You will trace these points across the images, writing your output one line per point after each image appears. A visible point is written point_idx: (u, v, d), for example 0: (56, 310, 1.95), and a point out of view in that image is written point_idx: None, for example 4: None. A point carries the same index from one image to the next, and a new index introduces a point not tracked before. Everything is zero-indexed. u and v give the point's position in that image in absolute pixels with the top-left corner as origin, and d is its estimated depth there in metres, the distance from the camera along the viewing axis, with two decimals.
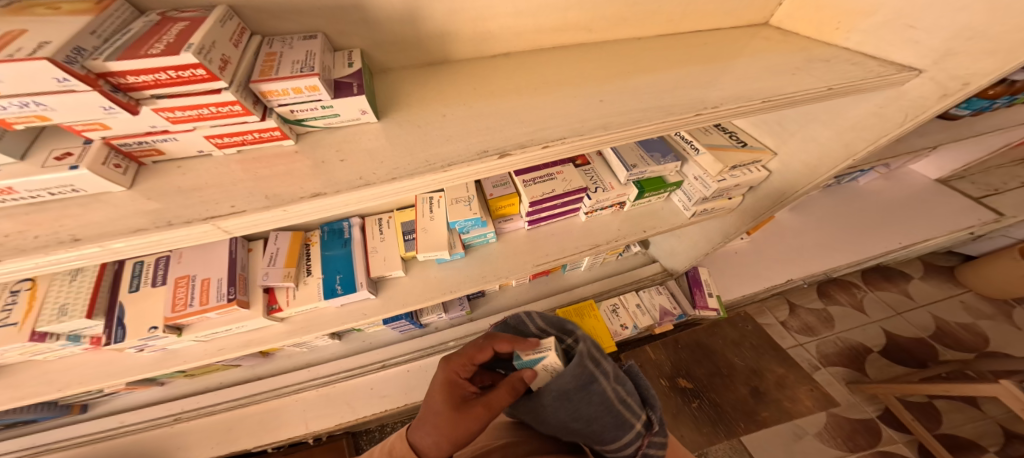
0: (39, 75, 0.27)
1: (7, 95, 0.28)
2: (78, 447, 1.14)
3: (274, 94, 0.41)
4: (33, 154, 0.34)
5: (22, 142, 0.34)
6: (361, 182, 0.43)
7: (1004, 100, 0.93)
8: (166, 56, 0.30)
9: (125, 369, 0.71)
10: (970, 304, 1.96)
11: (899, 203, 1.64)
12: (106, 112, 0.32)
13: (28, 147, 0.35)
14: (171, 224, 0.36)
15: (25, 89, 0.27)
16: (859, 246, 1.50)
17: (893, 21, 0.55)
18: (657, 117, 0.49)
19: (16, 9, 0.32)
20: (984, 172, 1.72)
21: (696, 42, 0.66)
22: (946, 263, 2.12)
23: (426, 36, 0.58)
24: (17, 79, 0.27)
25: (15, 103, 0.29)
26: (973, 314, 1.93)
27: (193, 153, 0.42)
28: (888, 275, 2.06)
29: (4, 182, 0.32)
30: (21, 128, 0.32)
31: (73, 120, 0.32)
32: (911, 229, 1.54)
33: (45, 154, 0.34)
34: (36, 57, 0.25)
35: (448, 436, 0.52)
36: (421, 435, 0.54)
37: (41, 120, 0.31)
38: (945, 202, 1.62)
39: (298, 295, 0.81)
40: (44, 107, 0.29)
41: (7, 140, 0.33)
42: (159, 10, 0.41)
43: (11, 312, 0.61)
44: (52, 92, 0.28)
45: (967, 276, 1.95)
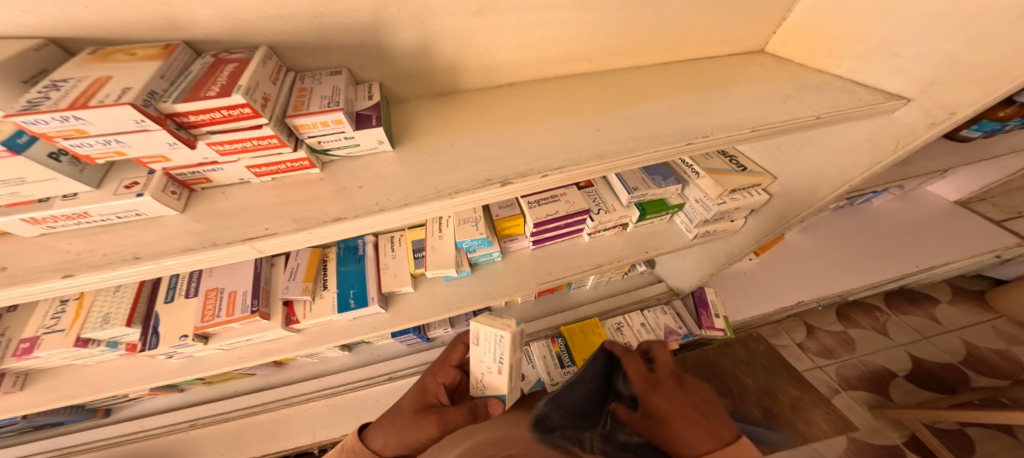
0: (122, 117, 0.32)
1: (96, 134, 0.33)
2: (99, 450, 1.19)
3: (305, 127, 0.46)
4: (106, 183, 0.39)
5: (97, 172, 0.39)
6: (377, 208, 0.48)
7: (1016, 122, 0.93)
8: (221, 98, 0.35)
9: (153, 374, 0.76)
10: (1002, 330, 1.88)
11: (915, 225, 1.61)
12: (170, 147, 0.38)
13: (103, 177, 0.40)
14: (214, 244, 0.41)
15: (108, 130, 0.33)
16: (874, 269, 1.48)
17: (881, 50, 0.56)
18: (649, 147, 0.52)
19: (101, 57, 0.39)
20: (1006, 193, 1.69)
21: (691, 71, 0.70)
22: (974, 287, 2.04)
23: (438, 68, 0.64)
24: (103, 122, 0.32)
25: (99, 141, 0.34)
26: (1006, 340, 1.84)
27: (235, 181, 0.48)
28: (913, 299, 2.00)
29: (82, 208, 0.37)
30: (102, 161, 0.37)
31: (142, 154, 0.38)
32: (928, 252, 1.51)
33: (116, 183, 0.39)
34: (118, 102, 0.31)
35: (402, 436, 0.59)
36: (383, 435, 0.62)
37: (117, 155, 0.36)
38: (964, 224, 1.58)
39: (314, 308, 0.86)
40: (122, 144, 0.35)
41: (87, 171, 0.38)
42: (211, 52, 0.47)
43: (59, 320, 0.67)
44: (131, 131, 0.34)
45: (997, 302, 1.88)
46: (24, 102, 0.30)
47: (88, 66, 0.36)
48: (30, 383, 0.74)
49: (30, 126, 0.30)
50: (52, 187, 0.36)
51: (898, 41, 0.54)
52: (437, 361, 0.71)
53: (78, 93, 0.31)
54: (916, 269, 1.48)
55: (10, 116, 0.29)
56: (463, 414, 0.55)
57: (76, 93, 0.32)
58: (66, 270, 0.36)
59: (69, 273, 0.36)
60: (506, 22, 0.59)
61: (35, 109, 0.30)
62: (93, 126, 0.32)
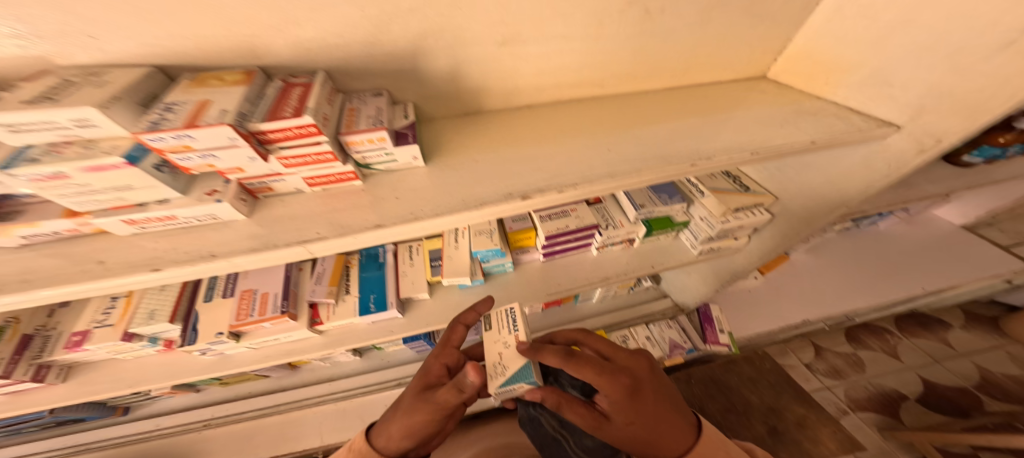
0: (222, 135, 0.39)
1: (197, 150, 0.40)
2: (113, 449, 1.20)
3: (355, 144, 0.53)
4: (192, 190, 0.45)
5: (188, 180, 0.45)
6: (412, 216, 0.53)
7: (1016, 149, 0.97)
8: (296, 118, 0.42)
9: (185, 370, 0.80)
10: (1017, 356, 1.87)
11: (919, 247, 1.63)
12: (251, 161, 0.44)
13: (191, 183, 0.45)
14: (275, 245, 0.47)
15: (208, 146, 0.40)
16: (880, 290, 1.50)
17: (873, 78, 0.62)
18: (658, 167, 0.57)
19: (198, 82, 0.46)
20: (1012, 219, 1.72)
21: (697, 95, 0.76)
22: (985, 312, 2.04)
23: (465, 91, 0.71)
24: (206, 139, 0.39)
25: (198, 156, 0.41)
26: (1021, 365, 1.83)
27: (291, 190, 0.54)
28: (924, 322, 2.00)
29: (172, 211, 0.43)
30: (195, 170, 0.43)
31: (225, 167, 0.44)
32: (933, 275, 1.53)
33: (199, 190, 0.45)
34: (221, 123, 0.38)
35: (402, 425, 0.61)
36: (385, 429, 0.64)
37: (209, 168, 0.43)
38: (972, 249, 1.60)
39: (337, 311, 0.90)
40: (215, 158, 0.42)
41: (179, 180, 0.44)
42: (280, 76, 0.54)
43: (109, 315, 0.72)
44: (225, 147, 0.41)
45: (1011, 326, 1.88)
46: (147, 122, 0.37)
47: (190, 91, 0.43)
48: (72, 375, 0.78)
49: (151, 141, 0.37)
50: (153, 192, 0.41)
51: (890, 71, 0.59)
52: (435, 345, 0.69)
53: (188, 115, 0.38)
54: (924, 291, 1.49)
55: (139, 134, 0.36)
56: (450, 392, 0.58)
57: (185, 115, 0.39)
58: (154, 265, 0.41)
59: (157, 267, 0.41)
60: (529, 51, 0.65)
61: (157, 128, 0.36)
62: (198, 143, 0.39)
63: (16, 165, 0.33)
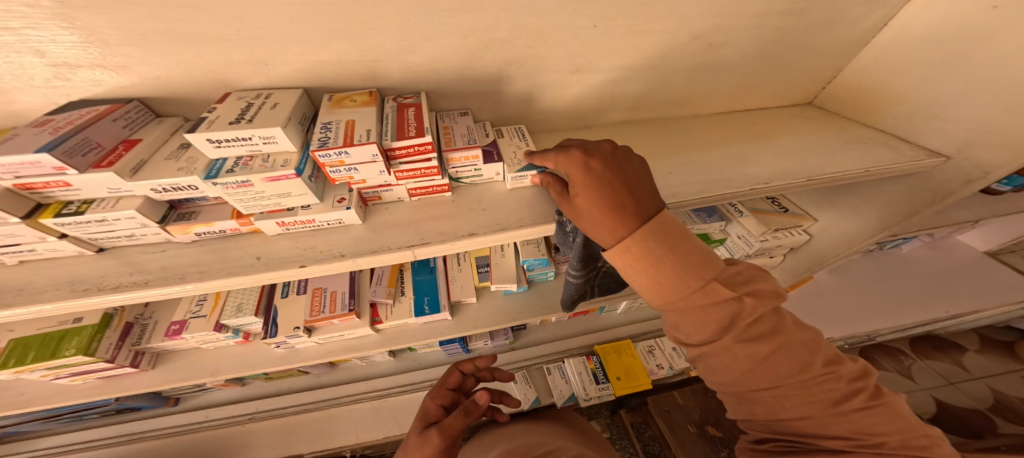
0: (367, 152, 0.47)
1: (347, 164, 0.48)
2: (159, 439, 1.23)
3: (454, 160, 0.60)
4: (326, 197, 0.52)
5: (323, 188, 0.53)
6: (500, 226, 0.59)
7: None
8: (420, 138, 0.50)
9: (259, 362, 0.86)
10: None
11: (944, 271, 1.66)
12: (379, 174, 0.52)
13: (325, 191, 0.53)
14: (390, 248, 0.53)
15: (355, 160, 0.48)
16: (903, 312, 1.53)
17: (922, 111, 0.68)
18: (717, 190, 0.63)
19: (336, 103, 0.55)
20: None
21: (743, 121, 0.82)
22: (1003, 338, 2.04)
23: (535, 112, 0.78)
24: (358, 154, 0.47)
25: (345, 168, 0.49)
26: None
27: (394, 199, 0.60)
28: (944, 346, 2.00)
29: (313, 215, 0.50)
30: (334, 179, 0.51)
31: (358, 177, 0.52)
32: (957, 300, 1.55)
33: (331, 198, 0.52)
34: (369, 142, 0.46)
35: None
36: None
37: (349, 178, 0.52)
38: (995, 275, 1.61)
39: (395, 311, 0.95)
40: (354, 170, 0.49)
41: (320, 187, 0.52)
42: (392, 96, 0.63)
43: (203, 306, 0.79)
44: (366, 161, 0.48)
45: None
46: (316, 140, 0.46)
47: (335, 112, 0.52)
48: (159, 363, 0.83)
49: (320, 157, 0.45)
50: (302, 199, 0.49)
51: (940, 106, 0.66)
52: (433, 390, 0.76)
53: (344, 135, 0.47)
54: (946, 315, 1.51)
55: (313, 151, 0.44)
56: (460, 416, 0.59)
57: (338, 134, 0.47)
58: (300, 261, 0.48)
59: (302, 263, 0.48)
60: (595, 78, 0.72)
61: (325, 146, 0.45)
62: (349, 157, 0.47)
63: (219, 175, 0.42)
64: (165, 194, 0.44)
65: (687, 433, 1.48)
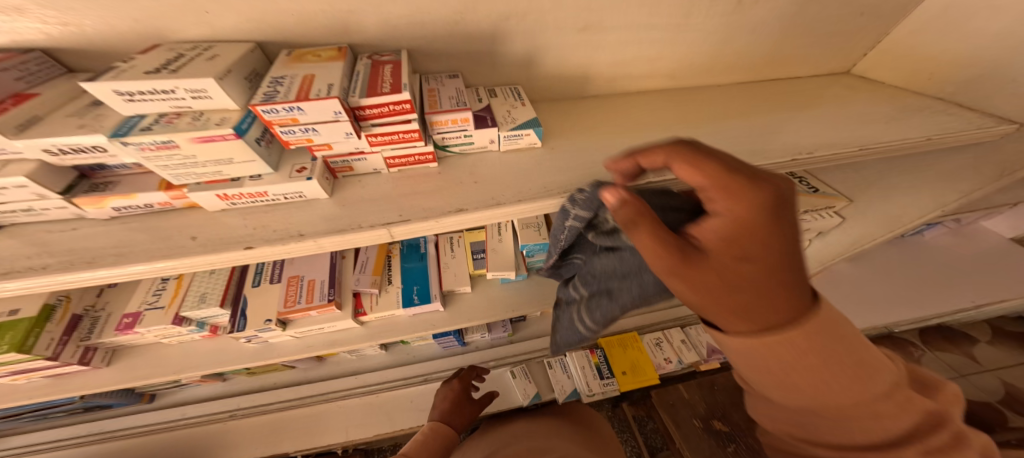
0: (328, 109, 0.37)
1: (303, 123, 0.38)
2: (132, 438, 1.16)
3: (439, 123, 0.51)
4: (281, 167, 0.42)
5: (278, 156, 0.43)
6: (495, 202, 0.51)
7: None
8: (394, 94, 0.41)
9: (229, 358, 0.77)
10: None
11: (966, 260, 1.58)
12: (345, 137, 0.42)
13: (280, 160, 0.43)
14: (361, 226, 0.44)
15: (313, 119, 0.38)
16: (924, 302, 1.47)
17: (998, 72, 0.58)
18: (754, 160, 0.53)
19: (296, 57, 0.44)
20: None
21: (774, 90, 0.72)
22: (1015, 329, 1.98)
23: (538, 78, 0.68)
24: (315, 112, 0.37)
25: (300, 129, 0.39)
26: None
27: (370, 171, 0.51)
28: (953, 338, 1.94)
29: (264, 187, 0.40)
30: (289, 145, 0.42)
31: (320, 143, 0.42)
32: (979, 289, 1.49)
33: (289, 167, 0.43)
34: (330, 96, 0.36)
35: None
36: None
37: (307, 142, 0.41)
38: (1022, 263, 1.52)
39: (380, 302, 0.87)
40: (314, 132, 0.39)
41: (273, 154, 0.42)
42: (366, 54, 0.52)
43: (160, 297, 0.70)
44: (327, 121, 0.38)
45: None
46: (260, 94, 0.35)
47: (291, 66, 0.41)
48: (116, 360, 0.75)
49: (265, 114, 0.35)
50: (250, 167, 0.39)
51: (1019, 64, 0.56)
52: None
53: (298, 88, 0.36)
54: (972, 305, 1.44)
55: (255, 106, 0.34)
56: None
57: (292, 88, 0.37)
58: (247, 242, 0.39)
59: (249, 246, 0.39)
60: (607, 37, 0.62)
61: (272, 99, 0.35)
62: (304, 115, 0.37)
63: (131, 133, 0.32)
64: (65, 157, 0.35)
65: (692, 427, 1.38)
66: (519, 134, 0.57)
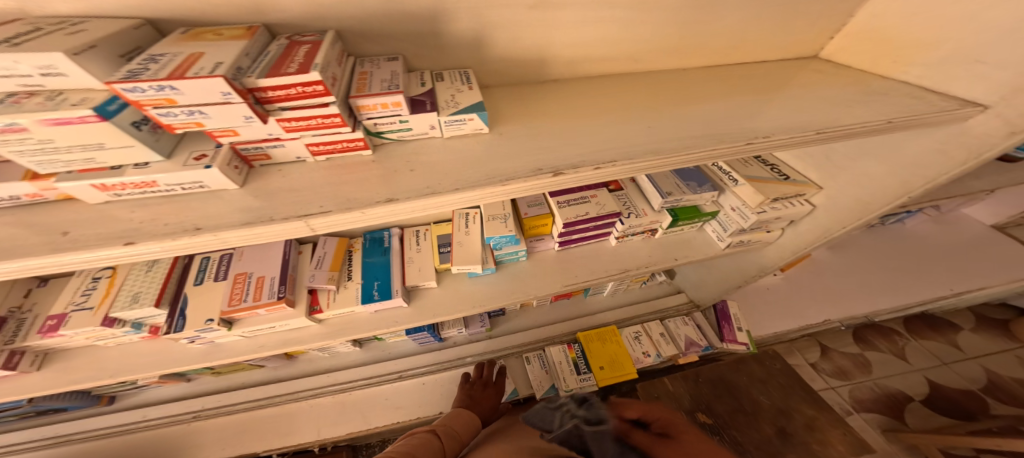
0: (212, 89, 0.32)
1: (182, 105, 0.33)
2: (94, 441, 1.13)
3: (367, 108, 0.46)
4: (177, 154, 0.39)
5: (171, 142, 0.39)
6: (429, 191, 0.46)
7: None
8: (301, 75, 0.35)
9: (171, 360, 0.73)
10: None
11: (946, 248, 1.57)
12: (245, 121, 0.38)
13: (175, 147, 0.40)
14: (272, 219, 0.40)
15: (197, 101, 0.33)
16: (906, 291, 1.45)
17: (959, 55, 0.52)
18: (707, 145, 0.50)
19: (192, 35, 0.39)
20: None
21: (745, 74, 0.68)
22: (999, 316, 2.00)
23: (491, 61, 0.63)
24: (195, 92, 0.32)
25: (183, 112, 0.34)
26: None
27: (292, 159, 0.47)
28: (935, 324, 1.96)
29: (153, 176, 0.37)
30: (179, 132, 0.37)
31: (217, 127, 0.37)
32: (959, 277, 1.48)
33: (186, 155, 0.39)
34: (213, 74, 0.31)
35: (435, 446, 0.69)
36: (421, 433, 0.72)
37: (197, 126, 0.36)
38: (999, 251, 1.53)
39: (339, 299, 0.81)
40: (204, 115, 0.35)
41: (162, 141, 0.38)
42: (286, 35, 0.47)
43: (90, 297, 0.66)
44: (216, 103, 0.34)
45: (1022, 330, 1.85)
46: (124, 70, 0.31)
47: (181, 43, 0.36)
48: (47, 364, 0.72)
49: (127, 93, 0.31)
50: (129, 154, 0.36)
51: (980, 45, 0.49)
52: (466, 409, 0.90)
53: (174, 65, 0.32)
54: (949, 293, 1.44)
55: (112, 83, 0.30)
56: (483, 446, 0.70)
57: (171, 66, 0.32)
58: (128, 238, 0.35)
59: (130, 242, 0.35)
60: (562, 17, 0.57)
61: (135, 77, 0.30)
62: (183, 96, 0.32)
63: None
64: None
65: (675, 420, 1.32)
66: (462, 118, 0.52)
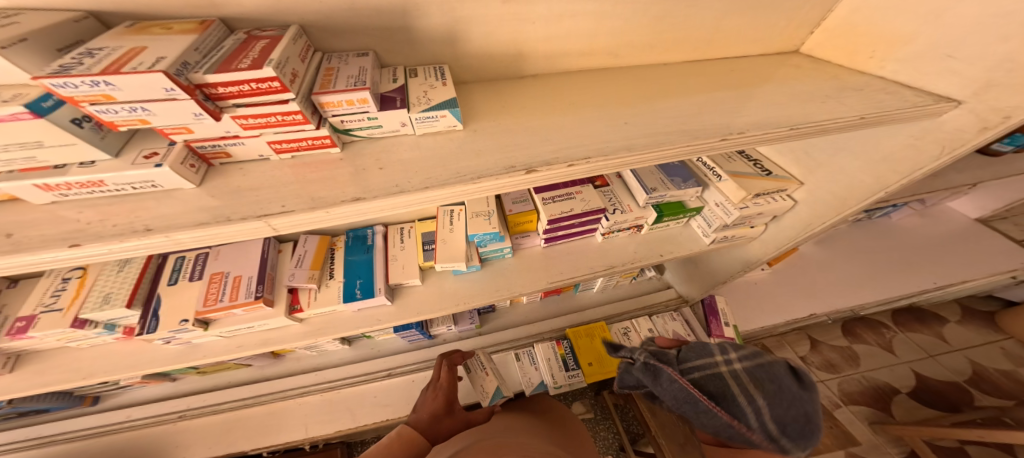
0: (154, 85, 0.32)
1: (122, 101, 0.33)
2: (79, 441, 1.12)
3: (330, 105, 0.44)
4: (126, 152, 0.39)
5: (120, 141, 0.40)
6: (396, 189, 0.44)
7: None
8: (252, 70, 0.34)
9: (147, 361, 0.72)
10: (1012, 352, 1.86)
11: (933, 242, 1.58)
12: (195, 118, 0.37)
13: (123, 145, 0.40)
14: (229, 219, 0.39)
15: (138, 97, 0.32)
16: (893, 285, 1.46)
17: (931, 50, 0.51)
18: (681, 141, 0.50)
19: (139, 30, 0.39)
20: None
21: (724, 69, 0.67)
22: (984, 308, 2.03)
23: (466, 56, 0.61)
24: (135, 88, 0.31)
25: (126, 108, 0.34)
26: (1016, 362, 1.82)
27: (254, 157, 0.46)
28: (922, 317, 1.98)
29: (99, 175, 0.37)
30: (123, 129, 0.37)
31: (166, 124, 0.37)
32: (946, 270, 1.48)
33: (135, 153, 0.39)
34: (153, 70, 0.30)
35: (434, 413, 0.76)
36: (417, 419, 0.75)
37: (142, 123, 0.36)
38: (985, 244, 1.55)
39: (319, 297, 0.79)
40: (148, 112, 0.34)
41: (108, 139, 0.38)
42: (246, 30, 0.46)
43: (59, 298, 0.64)
44: (160, 99, 0.33)
45: (1008, 322, 1.88)
46: (57, 66, 0.31)
47: (125, 38, 0.36)
48: (20, 366, 0.71)
49: (58, 88, 0.30)
50: (73, 153, 0.36)
51: (953, 40, 0.49)
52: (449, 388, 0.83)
53: (112, 60, 0.31)
54: (935, 286, 1.45)
55: (40, 78, 0.29)
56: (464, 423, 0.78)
57: (110, 61, 0.32)
58: (73, 240, 0.35)
59: (75, 243, 0.35)
60: (536, 11, 0.56)
61: (66, 72, 0.30)
62: (121, 92, 0.32)
63: None
64: None
65: None
66: (433, 115, 0.50)
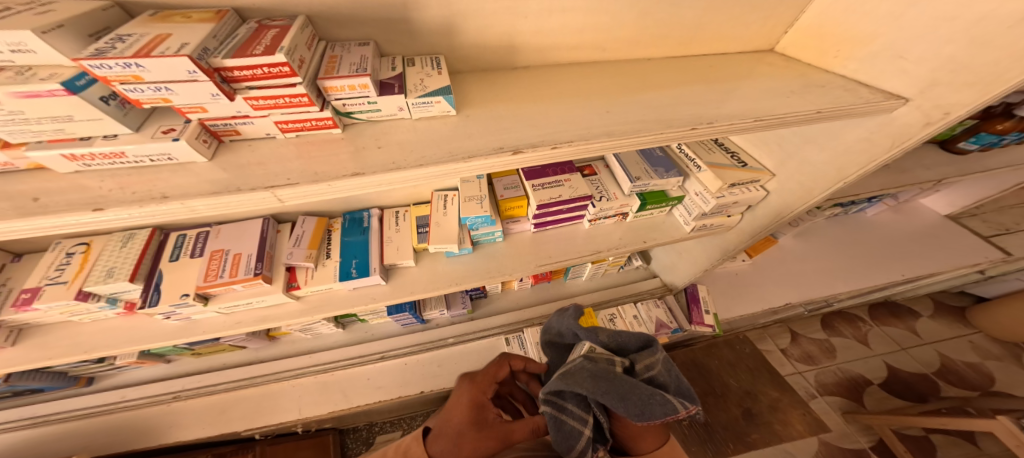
0: (178, 67, 0.35)
1: (149, 82, 0.36)
2: (73, 421, 1.14)
3: (334, 89, 0.47)
4: (145, 127, 0.43)
5: (140, 117, 0.43)
6: (394, 166, 0.48)
7: (1011, 136, 1.00)
8: (265, 56, 0.37)
9: (148, 335, 0.75)
10: (978, 345, 1.97)
11: (905, 236, 1.67)
12: (212, 98, 0.40)
13: (144, 121, 0.43)
14: (239, 189, 0.42)
15: (164, 78, 0.36)
16: (864, 276, 1.53)
17: (885, 51, 0.57)
18: (656, 128, 0.54)
19: (161, 18, 0.41)
20: (995, 211, 1.76)
21: (703, 65, 0.71)
22: (955, 303, 2.14)
23: (461, 47, 0.64)
24: (161, 70, 0.35)
25: (151, 88, 0.37)
26: (980, 354, 1.93)
27: (263, 135, 0.49)
28: (895, 311, 2.08)
29: (122, 148, 0.40)
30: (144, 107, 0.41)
31: (186, 103, 0.40)
32: (914, 264, 1.57)
33: (154, 128, 0.43)
34: (179, 54, 0.34)
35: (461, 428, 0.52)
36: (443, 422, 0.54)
37: (164, 102, 0.39)
38: (953, 239, 1.64)
39: (316, 276, 0.81)
40: (171, 91, 0.38)
41: (130, 115, 0.42)
42: (256, 19, 0.49)
43: (63, 272, 0.66)
44: (183, 80, 0.36)
45: (976, 316, 1.98)
46: (92, 49, 0.34)
47: (149, 24, 0.39)
48: (22, 339, 0.73)
49: (95, 69, 0.33)
50: (100, 126, 0.40)
51: (905, 41, 0.54)
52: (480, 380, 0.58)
53: (142, 44, 0.34)
54: (902, 278, 1.53)
55: (79, 59, 0.32)
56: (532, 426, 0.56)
57: (138, 45, 0.35)
58: (97, 205, 0.39)
59: (98, 208, 0.38)
60: (530, 6, 0.59)
61: (101, 55, 0.33)
62: (149, 73, 0.35)
63: None
64: None
65: None
66: (429, 101, 0.53)
